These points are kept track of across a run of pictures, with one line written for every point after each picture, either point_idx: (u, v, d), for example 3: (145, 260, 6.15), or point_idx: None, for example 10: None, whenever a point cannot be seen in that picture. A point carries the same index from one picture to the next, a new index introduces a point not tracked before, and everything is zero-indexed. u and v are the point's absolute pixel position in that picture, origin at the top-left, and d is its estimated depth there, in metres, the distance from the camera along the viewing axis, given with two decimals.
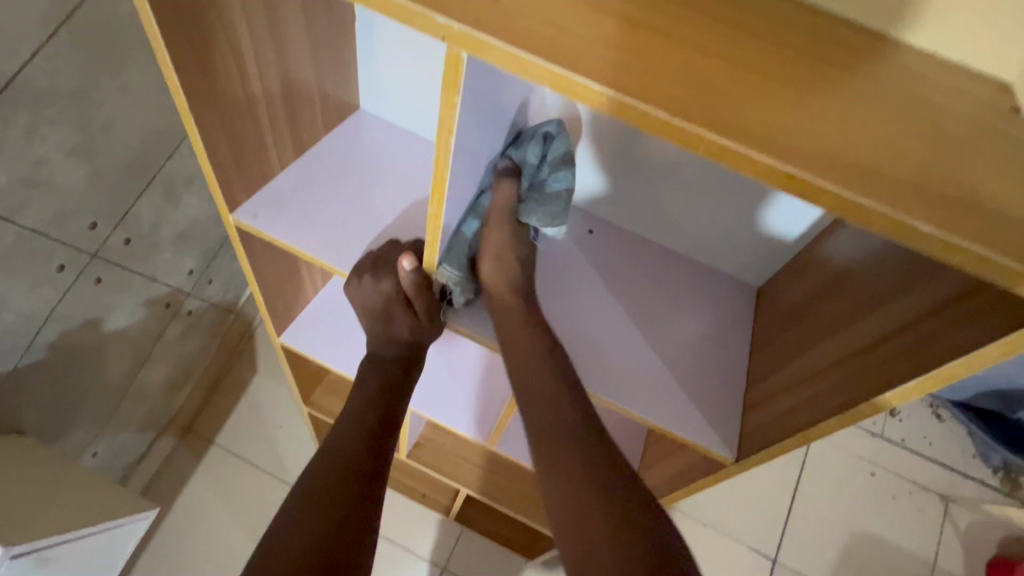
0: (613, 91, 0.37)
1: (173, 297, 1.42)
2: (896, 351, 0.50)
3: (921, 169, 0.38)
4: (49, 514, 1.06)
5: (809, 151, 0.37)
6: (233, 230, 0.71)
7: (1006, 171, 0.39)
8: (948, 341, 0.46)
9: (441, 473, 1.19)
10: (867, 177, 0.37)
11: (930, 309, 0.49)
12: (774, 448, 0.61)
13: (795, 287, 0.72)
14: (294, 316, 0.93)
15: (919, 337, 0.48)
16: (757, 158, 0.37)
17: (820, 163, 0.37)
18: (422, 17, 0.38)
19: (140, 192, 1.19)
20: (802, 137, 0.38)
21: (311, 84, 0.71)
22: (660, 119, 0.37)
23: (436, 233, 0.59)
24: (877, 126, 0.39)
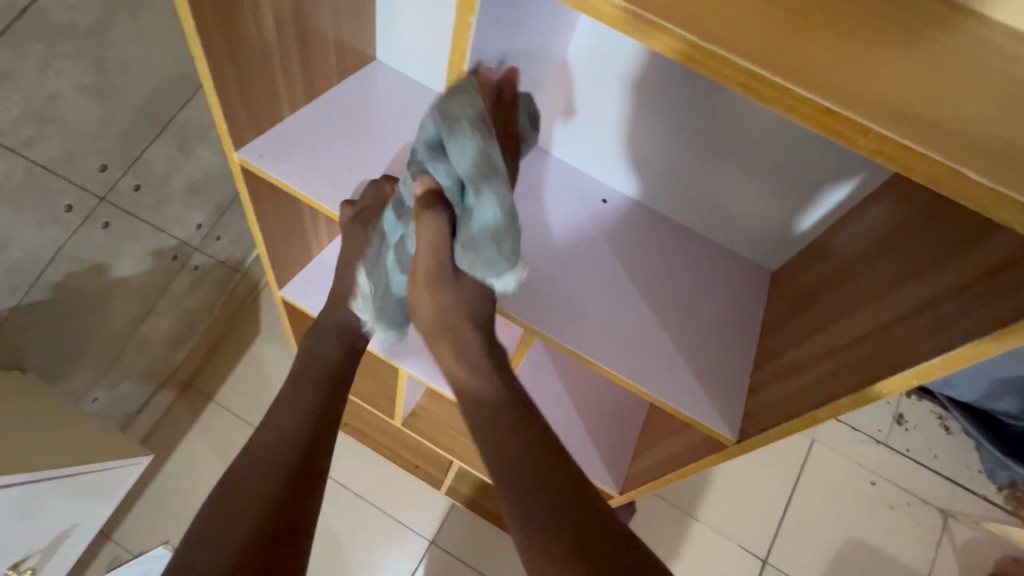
0: (640, 10, 0.38)
1: (180, 250, 1.41)
2: (915, 327, 0.48)
3: (967, 121, 0.36)
4: (46, 450, 1.07)
5: (843, 94, 0.36)
6: (238, 171, 0.69)
7: None
8: (978, 317, 0.43)
9: (435, 444, 1.18)
10: (905, 126, 0.35)
11: (956, 284, 0.46)
12: (779, 429, 0.59)
13: (809, 269, 0.69)
14: (296, 271, 0.92)
15: (942, 314, 0.46)
16: (788, 91, 0.36)
17: (853, 100, 0.36)
18: None
19: (153, 139, 1.17)
20: (838, 80, 0.36)
21: (328, 27, 0.68)
22: (685, 41, 0.37)
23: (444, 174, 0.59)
24: (919, 80, 0.37)
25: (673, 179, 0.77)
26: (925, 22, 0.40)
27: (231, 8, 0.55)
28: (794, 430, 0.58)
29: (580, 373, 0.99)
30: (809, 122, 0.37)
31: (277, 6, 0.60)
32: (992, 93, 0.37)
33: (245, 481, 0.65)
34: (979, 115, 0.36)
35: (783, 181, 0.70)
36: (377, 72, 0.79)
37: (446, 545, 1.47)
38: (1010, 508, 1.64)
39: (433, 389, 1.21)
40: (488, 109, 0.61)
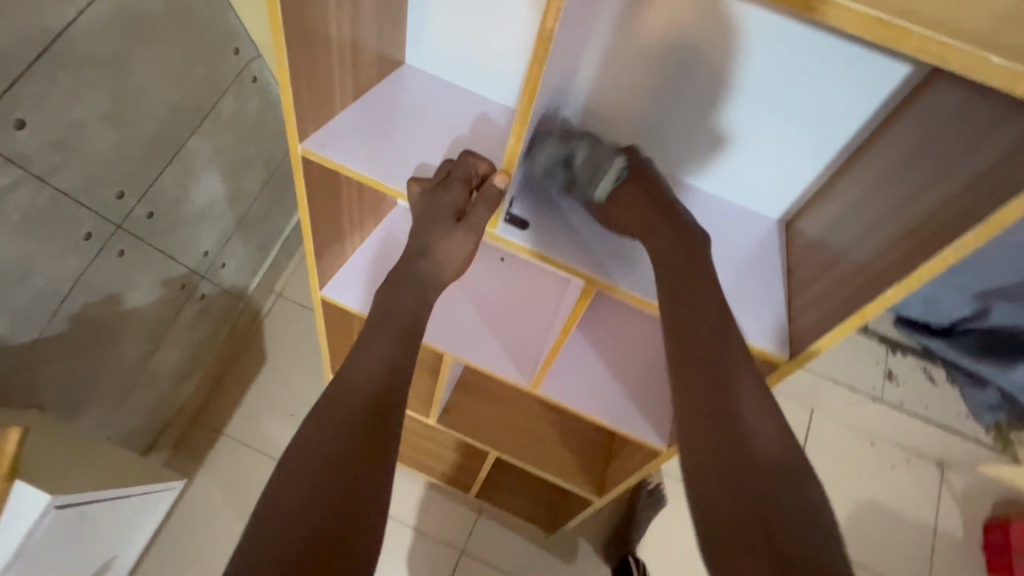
0: None
1: (188, 278, 1.41)
2: (949, 218, 0.56)
3: (991, 26, 0.44)
4: (86, 481, 1.04)
5: (895, 11, 0.43)
6: (300, 163, 0.73)
7: None
8: (997, 192, 0.51)
9: (472, 439, 1.20)
10: (945, 30, 0.43)
11: (978, 177, 0.54)
12: (829, 337, 0.66)
13: (830, 205, 0.77)
14: (335, 271, 0.95)
15: (974, 200, 0.53)
16: (849, 9, 0.43)
17: (899, 11, 0.44)
18: None
19: (164, 166, 1.19)
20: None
21: (373, 34, 0.74)
22: None
23: (522, 134, 0.64)
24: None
25: (688, 139, 0.83)
26: None
27: (306, 7, 0.60)
28: (843, 334, 0.65)
29: (625, 339, 1.00)
30: (861, 31, 0.44)
31: (339, 13, 0.66)
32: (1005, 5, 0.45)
33: (320, 427, 0.64)
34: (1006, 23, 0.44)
35: (792, 136, 0.78)
36: (408, 75, 0.86)
37: (480, 551, 1.47)
38: (998, 447, 1.65)
39: (463, 385, 1.24)
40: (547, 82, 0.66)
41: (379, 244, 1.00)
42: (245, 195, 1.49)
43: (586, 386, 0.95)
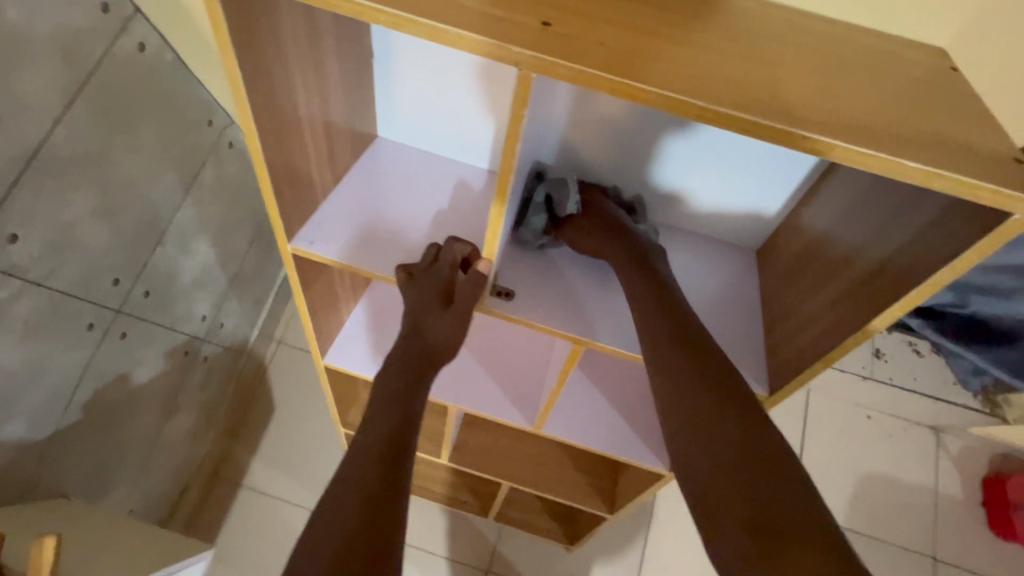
0: (667, 91, 0.43)
1: (191, 344, 1.44)
2: (897, 272, 0.60)
3: (902, 124, 0.46)
4: (124, 559, 1.08)
5: (821, 125, 0.44)
6: (291, 258, 0.76)
7: (985, 121, 0.48)
8: (937, 253, 0.56)
9: (485, 471, 1.24)
10: (874, 135, 0.44)
11: (920, 235, 0.59)
12: (802, 375, 0.72)
13: (794, 237, 0.81)
14: (334, 338, 0.98)
15: (918, 257, 0.58)
16: (776, 129, 0.43)
17: (818, 124, 0.44)
18: (496, 49, 0.43)
19: (155, 244, 1.22)
20: (810, 112, 0.45)
21: (345, 123, 0.77)
22: (698, 107, 0.43)
23: (499, 230, 0.66)
24: (856, 104, 0.47)
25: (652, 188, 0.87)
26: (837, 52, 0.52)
27: (281, 122, 0.63)
28: (815, 373, 0.70)
29: (624, 369, 1.06)
30: (791, 146, 0.44)
31: (312, 118, 0.69)
32: (905, 101, 0.48)
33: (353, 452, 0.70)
34: (926, 120, 0.47)
35: (752, 178, 0.81)
36: (382, 147, 0.89)
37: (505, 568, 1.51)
38: (989, 410, 1.71)
39: (470, 419, 1.28)
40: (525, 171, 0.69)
41: (376, 305, 1.04)
42: (235, 254, 1.52)
43: (588, 419, 1.00)
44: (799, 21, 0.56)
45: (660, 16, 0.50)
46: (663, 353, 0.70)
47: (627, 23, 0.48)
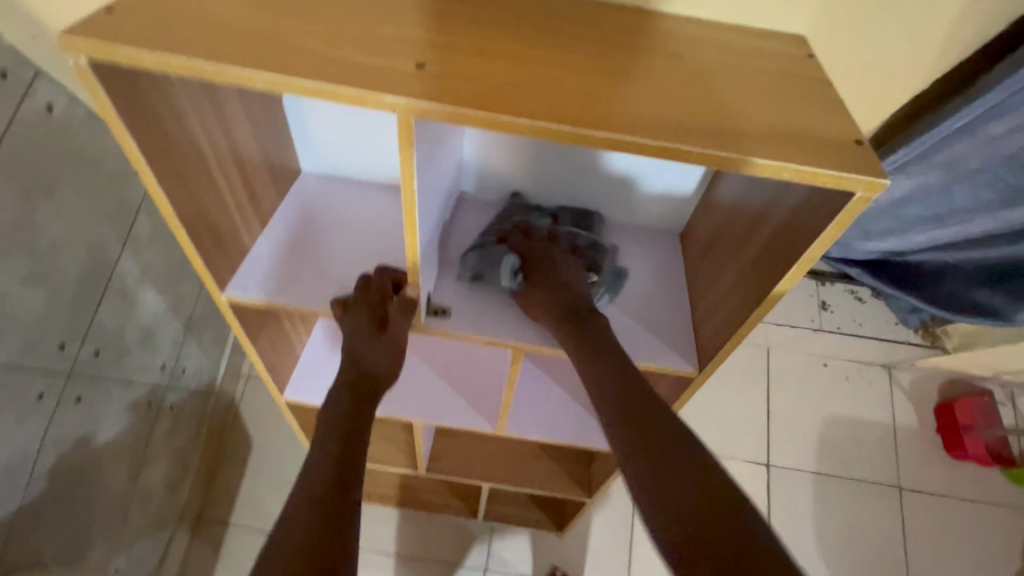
0: (537, 121, 0.46)
1: (153, 395, 1.43)
2: (785, 243, 0.63)
3: (759, 121, 0.50)
4: None
5: (684, 134, 0.48)
6: (229, 307, 0.76)
7: (833, 107, 0.52)
8: (811, 226, 0.58)
9: (463, 475, 1.28)
10: (732, 136, 0.48)
11: (799, 207, 0.61)
12: (724, 349, 0.75)
13: (711, 217, 0.84)
14: (291, 372, 0.99)
15: (800, 228, 0.61)
16: (645, 143, 0.47)
17: (682, 134, 0.47)
18: (373, 99, 0.46)
19: (97, 302, 1.20)
20: (671, 123, 0.48)
21: (264, 167, 0.78)
22: (568, 133, 0.47)
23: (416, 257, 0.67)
24: (718, 107, 0.51)
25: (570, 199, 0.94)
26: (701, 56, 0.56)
27: None
28: (733, 345, 0.74)
29: None
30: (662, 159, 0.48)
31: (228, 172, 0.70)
32: (761, 98, 0.52)
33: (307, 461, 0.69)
34: (781, 113, 0.51)
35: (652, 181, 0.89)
36: (308, 182, 0.90)
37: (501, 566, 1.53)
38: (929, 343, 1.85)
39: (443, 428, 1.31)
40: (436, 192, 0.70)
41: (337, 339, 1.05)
42: (186, 299, 1.51)
43: (549, 413, 1.04)
44: (667, 30, 0.60)
45: (532, 44, 0.54)
46: (594, 365, 0.72)
47: (501, 55, 0.52)
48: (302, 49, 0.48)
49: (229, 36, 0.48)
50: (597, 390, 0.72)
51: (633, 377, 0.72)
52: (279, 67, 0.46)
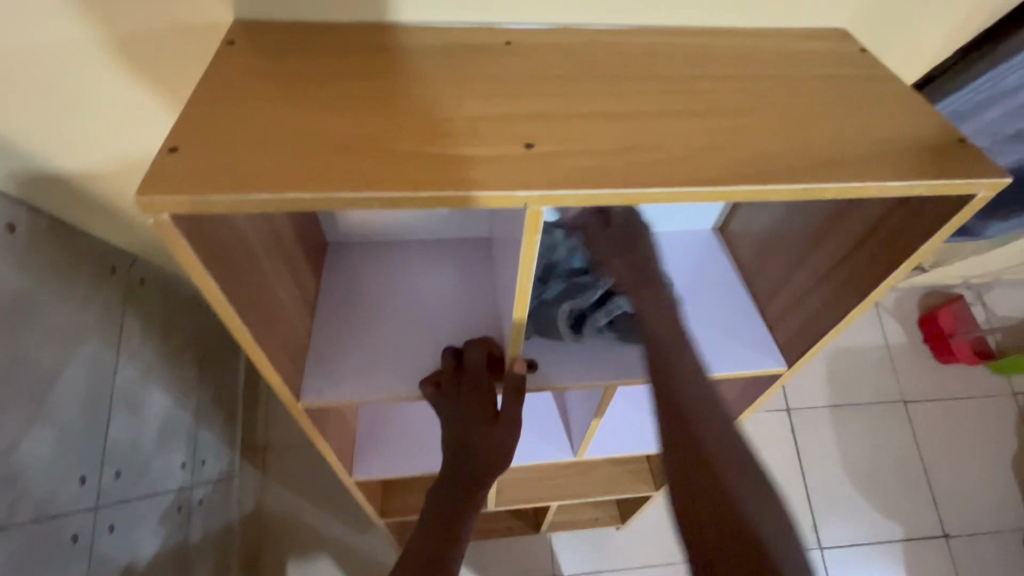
0: (669, 187, 0.44)
1: (180, 498, 1.32)
2: (880, 245, 0.60)
3: (867, 137, 0.50)
4: None
5: (811, 167, 0.47)
6: (304, 414, 0.71)
7: (918, 103, 0.53)
8: (920, 223, 0.55)
9: (530, 500, 1.23)
10: (848, 158, 0.48)
11: (885, 213, 0.59)
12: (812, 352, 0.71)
13: (756, 216, 0.80)
14: (353, 450, 0.93)
15: (892, 232, 0.58)
16: (784, 189, 0.45)
17: (808, 168, 0.47)
18: (501, 198, 0.43)
19: (107, 421, 1.08)
20: (788, 156, 0.47)
21: (303, 258, 0.73)
22: (705, 191, 0.44)
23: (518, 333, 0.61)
24: (821, 127, 0.50)
25: None
26: (774, 71, 0.55)
27: (259, 300, 0.58)
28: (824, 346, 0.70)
29: None
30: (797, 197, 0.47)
31: (282, 277, 0.64)
32: (851, 108, 0.52)
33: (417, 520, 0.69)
34: (882, 122, 0.51)
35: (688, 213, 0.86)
36: (334, 263, 0.84)
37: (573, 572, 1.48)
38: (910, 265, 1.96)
39: None
40: (506, 264, 0.65)
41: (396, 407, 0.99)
42: (190, 387, 1.39)
43: (622, 425, 1.01)
44: (732, 45, 0.58)
45: (618, 93, 0.51)
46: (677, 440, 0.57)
47: (592, 113, 0.49)
48: (396, 155, 0.44)
49: (316, 158, 0.44)
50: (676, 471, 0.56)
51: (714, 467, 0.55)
52: (381, 179, 0.42)
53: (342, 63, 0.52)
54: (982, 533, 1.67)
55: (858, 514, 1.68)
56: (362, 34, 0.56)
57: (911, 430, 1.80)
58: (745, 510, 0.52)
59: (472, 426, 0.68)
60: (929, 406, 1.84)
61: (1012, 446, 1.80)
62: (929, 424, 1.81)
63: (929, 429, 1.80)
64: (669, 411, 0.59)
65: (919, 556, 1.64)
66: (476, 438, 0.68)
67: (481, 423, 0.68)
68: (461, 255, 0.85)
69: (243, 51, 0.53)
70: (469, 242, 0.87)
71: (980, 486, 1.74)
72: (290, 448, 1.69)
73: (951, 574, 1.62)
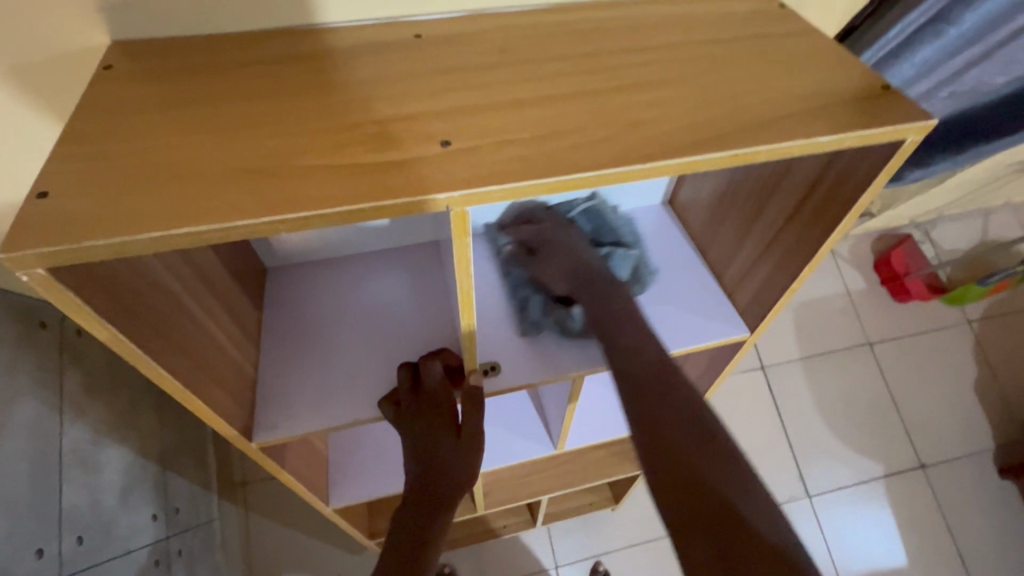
0: (599, 170, 0.42)
1: (157, 551, 1.25)
2: (823, 200, 0.60)
3: (794, 94, 0.48)
4: None
5: (741, 132, 0.45)
6: (260, 452, 0.67)
7: (839, 53, 0.52)
8: (855, 177, 0.55)
9: (520, 498, 1.21)
10: (778, 117, 0.46)
11: (823, 168, 0.58)
12: (771, 313, 0.71)
13: (700, 186, 0.79)
14: (326, 478, 0.89)
15: (831, 186, 0.58)
16: (715, 157, 0.44)
17: (737, 133, 0.45)
18: (422, 203, 0.40)
19: (59, 484, 1.01)
20: (715, 122, 0.46)
21: (236, 288, 0.68)
22: (635, 170, 0.43)
23: (470, 339, 0.58)
24: (746, 88, 0.49)
25: None
26: (694, 36, 0.53)
27: (189, 342, 0.54)
28: (782, 306, 0.70)
29: None
30: (729, 164, 0.45)
31: (213, 313, 0.60)
32: (774, 65, 0.51)
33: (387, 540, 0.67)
34: (808, 76, 0.50)
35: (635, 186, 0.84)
36: (274, 290, 0.79)
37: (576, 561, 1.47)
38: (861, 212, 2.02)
39: None
40: (450, 267, 0.61)
41: (369, 429, 0.96)
42: (150, 435, 1.31)
43: (598, 410, 1.00)
44: (650, 13, 0.56)
45: (536, 77, 0.49)
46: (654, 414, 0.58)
47: (510, 101, 0.46)
48: (302, 171, 0.41)
49: (214, 184, 0.40)
50: (656, 446, 0.56)
51: (693, 435, 0.56)
52: (283, 200, 0.39)
53: (234, 79, 0.48)
54: (955, 458, 1.75)
55: (840, 458, 1.72)
56: (256, 44, 0.52)
57: (879, 370, 1.86)
58: (710, 479, 0.52)
59: (439, 442, 0.65)
60: (894, 345, 1.90)
61: (973, 372, 1.88)
62: (895, 362, 1.88)
63: (895, 367, 1.87)
64: (644, 389, 0.59)
65: (901, 489, 1.70)
66: (443, 452, 0.66)
67: (446, 438, 0.66)
68: (408, 262, 0.82)
69: (121, 77, 0.48)
70: (415, 247, 0.84)
71: (947, 414, 1.81)
72: (268, 480, 1.63)
73: (933, 501, 1.69)
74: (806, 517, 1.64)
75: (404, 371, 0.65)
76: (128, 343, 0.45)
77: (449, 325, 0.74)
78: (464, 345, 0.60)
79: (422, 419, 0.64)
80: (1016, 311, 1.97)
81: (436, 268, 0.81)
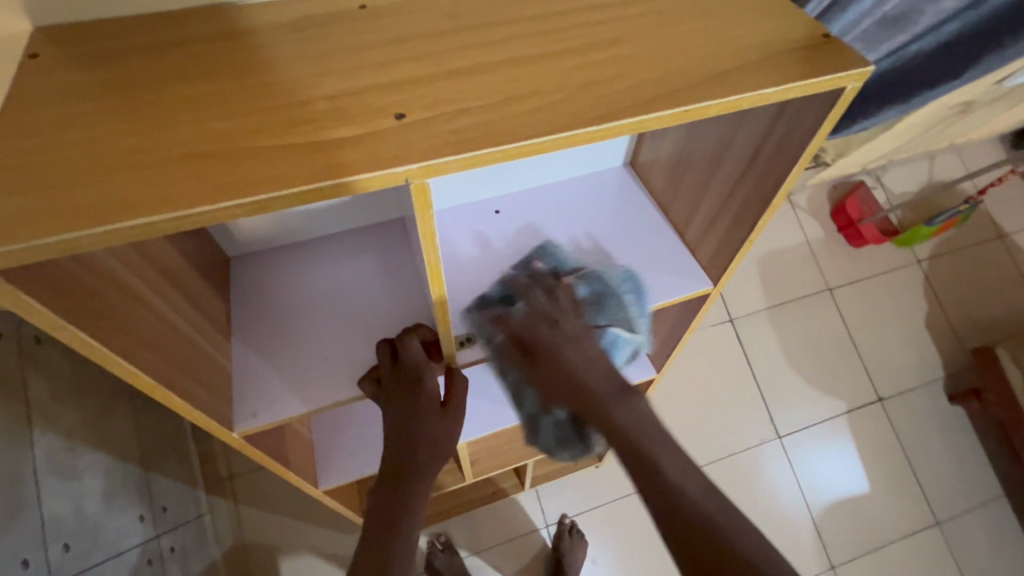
0: (555, 134, 0.42)
1: (149, 550, 1.25)
2: (774, 151, 0.62)
3: (741, 45, 0.50)
4: None
5: (691, 87, 0.46)
6: (243, 441, 0.67)
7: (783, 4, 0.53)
8: (802, 126, 0.57)
9: (507, 463, 1.24)
10: (726, 70, 0.48)
11: (772, 120, 0.60)
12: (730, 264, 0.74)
13: (660, 144, 0.80)
14: (313, 460, 0.91)
15: (781, 137, 0.60)
16: (666, 115, 0.45)
17: (687, 88, 0.46)
18: (384, 176, 0.40)
19: (39, 495, 0.99)
20: (667, 79, 0.47)
21: (199, 280, 0.67)
22: (590, 131, 0.43)
23: (443, 310, 0.59)
24: (696, 43, 0.49)
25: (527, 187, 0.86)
26: None
27: (156, 336, 0.53)
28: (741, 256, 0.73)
29: None
30: (682, 121, 0.46)
31: (177, 306, 0.59)
32: (722, 19, 0.51)
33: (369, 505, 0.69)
34: (753, 28, 0.51)
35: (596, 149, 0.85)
36: (241, 278, 0.78)
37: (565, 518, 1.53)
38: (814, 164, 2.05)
39: None
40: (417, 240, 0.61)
41: (351, 410, 0.97)
42: (127, 438, 1.29)
43: None
44: None
45: (486, 43, 0.48)
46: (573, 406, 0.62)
47: (463, 69, 0.46)
48: (257, 153, 0.40)
49: (166, 171, 0.39)
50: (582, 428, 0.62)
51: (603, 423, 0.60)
52: (238, 185, 0.38)
53: (174, 60, 0.46)
54: (908, 389, 1.87)
55: (806, 399, 1.83)
56: (193, 22, 0.50)
57: (839, 313, 1.95)
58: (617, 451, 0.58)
59: (423, 417, 0.67)
60: (852, 288, 2.00)
61: (923, 308, 2.00)
62: (853, 304, 1.97)
63: (853, 310, 1.97)
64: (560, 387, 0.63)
65: (861, 422, 1.82)
66: (426, 423, 0.67)
67: (428, 410, 0.67)
68: (377, 241, 0.81)
69: (51, 64, 0.46)
70: (383, 225, 0.83)
71: (902, 348, 1.93)
72: (254, 472, 1.63)
73: (891, 431, 1.81)
74: (777, 456, 1.74)
75: (383, 347, 0.66)
76: (93, 343, 0.44)
77: (421, 301, 0.74)
78: (440, 319, 0.61)
79: (403, 393, 0.66)
80: (960, 248, 2.09)
81: (402, 246, 0.80)
